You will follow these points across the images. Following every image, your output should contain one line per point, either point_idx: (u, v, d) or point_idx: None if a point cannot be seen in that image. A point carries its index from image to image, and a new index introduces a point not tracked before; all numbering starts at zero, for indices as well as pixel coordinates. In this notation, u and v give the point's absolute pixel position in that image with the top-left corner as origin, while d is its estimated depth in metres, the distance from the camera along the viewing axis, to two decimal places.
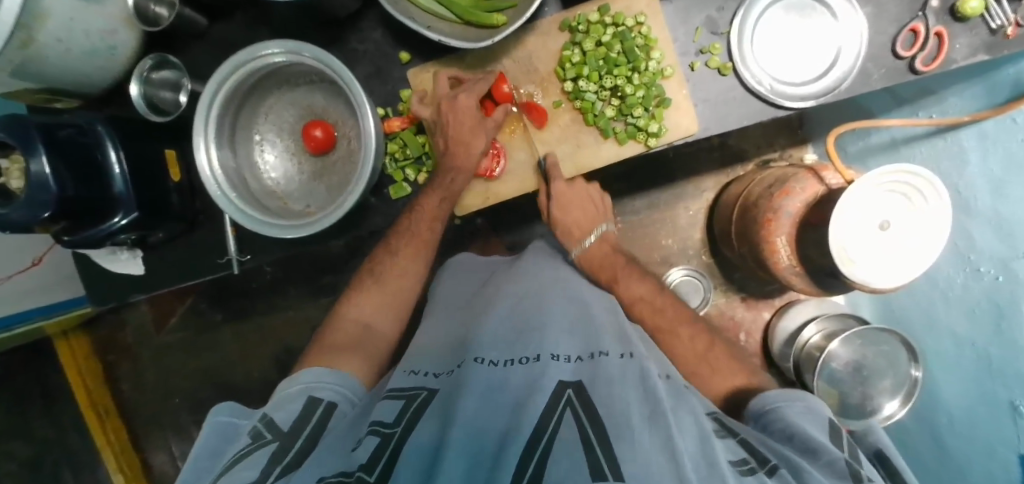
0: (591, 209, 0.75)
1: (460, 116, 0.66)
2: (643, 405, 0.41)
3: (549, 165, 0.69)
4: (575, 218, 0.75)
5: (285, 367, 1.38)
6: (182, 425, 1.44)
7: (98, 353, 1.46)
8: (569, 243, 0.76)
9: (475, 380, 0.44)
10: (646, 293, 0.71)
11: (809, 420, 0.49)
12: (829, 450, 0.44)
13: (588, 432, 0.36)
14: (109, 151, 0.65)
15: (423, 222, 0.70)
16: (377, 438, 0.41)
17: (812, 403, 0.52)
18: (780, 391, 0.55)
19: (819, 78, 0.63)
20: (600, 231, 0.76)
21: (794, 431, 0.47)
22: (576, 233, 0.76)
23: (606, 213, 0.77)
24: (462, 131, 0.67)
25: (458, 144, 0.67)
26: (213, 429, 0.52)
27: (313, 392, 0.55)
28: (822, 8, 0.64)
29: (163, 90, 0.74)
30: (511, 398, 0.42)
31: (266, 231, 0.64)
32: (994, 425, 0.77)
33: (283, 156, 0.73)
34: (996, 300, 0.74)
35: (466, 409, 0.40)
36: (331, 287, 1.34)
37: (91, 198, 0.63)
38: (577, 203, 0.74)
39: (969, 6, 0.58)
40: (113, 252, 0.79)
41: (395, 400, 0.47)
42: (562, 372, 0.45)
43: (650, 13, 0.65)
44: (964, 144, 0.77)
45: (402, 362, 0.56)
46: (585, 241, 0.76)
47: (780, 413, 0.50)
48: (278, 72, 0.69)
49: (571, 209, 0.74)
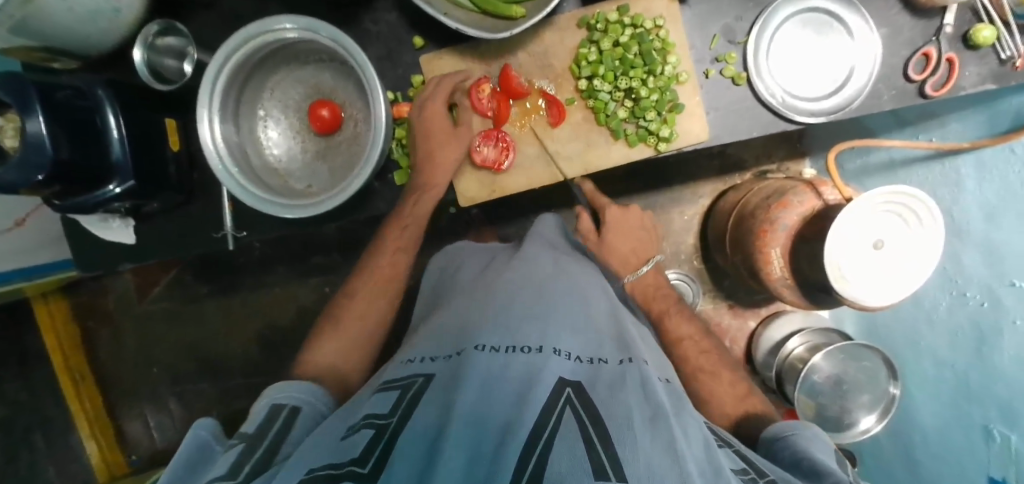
0: (646, 239, 0.81)
1: (430, 126, 0.68)
2: (645, 408, 0.41)
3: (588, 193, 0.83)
4: (631, 248, 0.79)
5: (269, 345, 1.37)
6: (159, 397, 1.43)
7: (77, 320, 1.43)
8: (625, 270, 0.78)
9: (474, 373, 0.44)
10: (683, 327, 0.73)
11: (817, 448, 0.51)
12: (836, 475, 0.45)
13: (590, 431, 0.36)
14: (108, 117, 0.63)
15: (397, 241, 0.75)
16: (372, 430, 0.41)
17: (818, 435, 0.54)
18: (788, 422, 0.57)
19: (832, 95, 0.64)
20: (653, 262, 0.80)
21: (802, 456, 0.49)
22: (631, 262, 0.79)
23: (656, 247, 0.81)
24: (433, 142, 0.68)
25: (430, 156, 0.69)
26: (193, 442, 0.48)
27: (279, 401, 0.55)
28: (839, 25, 0.64)
29: (167, 58, 0.73)
30: (508, 390, 0.42)
31: (266, 209, 0.63)
32: (968, 446, 0.79)
33: (287, 133, 0.72)
34: (978, 324, 0.76)
35: (466, 400, 0.40)
36: (322, 268, 1.33)
37: (88, 164, 0.61)
38: (630, 233, 0.80)
39: (981, 35, 0.59)
40: (104, 219, 0.77)
41: (389, 392, 0.48)
42: (561, 369, 0.45)
43: (669, 17, 0.64)
44: (961, 170, 0.78)
45: (402, 353, 0.57)
46: (640, 270, 0.79)
47: (789, 440, 0.52)
48: (288, 48, 0.67)
49: (627, 237, 0.80)
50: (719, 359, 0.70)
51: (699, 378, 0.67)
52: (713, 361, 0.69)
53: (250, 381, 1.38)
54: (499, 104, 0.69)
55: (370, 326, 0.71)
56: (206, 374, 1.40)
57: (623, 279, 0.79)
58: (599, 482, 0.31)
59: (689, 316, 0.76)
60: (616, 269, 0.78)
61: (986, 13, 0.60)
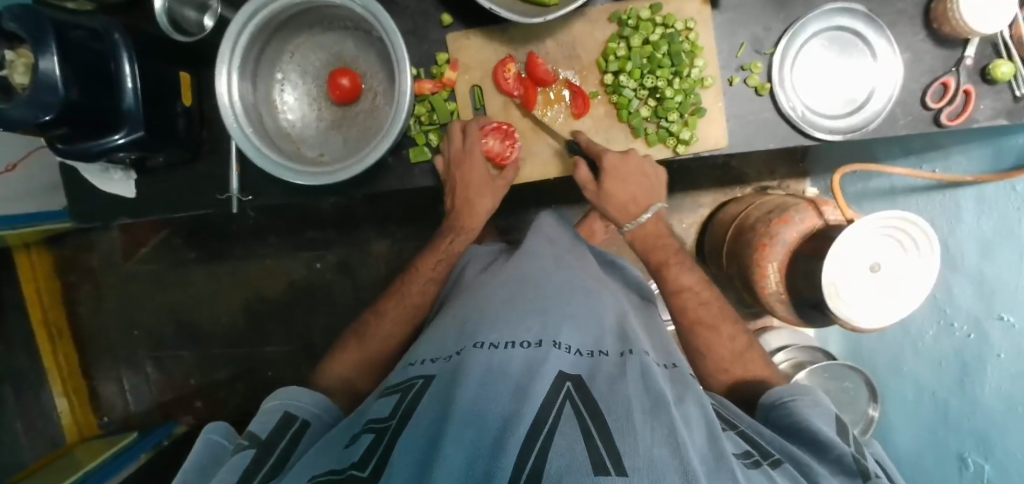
0: (648, 182, 0.68)
1: (470, 179, 0.71)
2: (646, 398, 0.41)
3: (581, 143, 0.68)
4: (630, 194, 0.69)
5: (254, 316, 1.36)
6: (138, 360, 1.40)
7: (59, 274, 1.40)
8: (623, 220, 0.71)
9: (472, 368, 0.43)
10: (678, 275, 0.70)
11: (818, 413, 0.52)
12: (836, 446, 0.46)
13: (588, 425, 0.36)
14: (123, 63, 0.61)
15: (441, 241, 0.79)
16: (372, 435, 0.42)
17: (817, 398, 0.55)
18: (789, 386, 0.58)
19: (849, 115, 0.65)
20: (656, 209, 0.71)
21: (802, 426, 0.49)
22: (630, 211, 0.71)
23: (664, 187, 0.71)
24: (473, 192, 0.73)
25: (468, 204, 0.74)
26: (205, 450, 0.51)
27: (291, 409, 0.55)
28: (863, 46, 0.65)
29: (187, 8, 0.71)
30: (509, 383, 0.41)
31: (280, 174, 0.62)
32: (943, 470, 0.82)
33: (303, 99, 0.71)
34: (962, 357, 0.77)
35: (466, 394, 0.39)
36: (315, 243, 1.32)
37: (96, 108, 0.59)
38: (630, 178, 0.68)
39: (1000, 70, 0.60)
40: (105, 170, 0.75)
41: (391, 395, 0.47)
42: (562, 362, 0.45)
43: (700, 20, 0.65)
44: (960, 201, 0.80)
45: (408, 354, 0.56)
46: (641, 218, 0.71)
47: (788, 409, 0.53)
48: (313, 11, 0.66)
49: (623, 182, 0.68)
50: (718, 312, 0.68)
51: (697, 330, 0.67)
52: (713, 314, 0.68)
53: (232, 350, 1.36)
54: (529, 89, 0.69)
55: (380, 321, 0.75)
56: (187, 341, 1.38)
57: (622, 228, 0.73)
58: (599, 477, 0.31)
59: (692, 266, 0.71)
60: (613, 218, 0.72)
61: (1005, 49, 0.62)
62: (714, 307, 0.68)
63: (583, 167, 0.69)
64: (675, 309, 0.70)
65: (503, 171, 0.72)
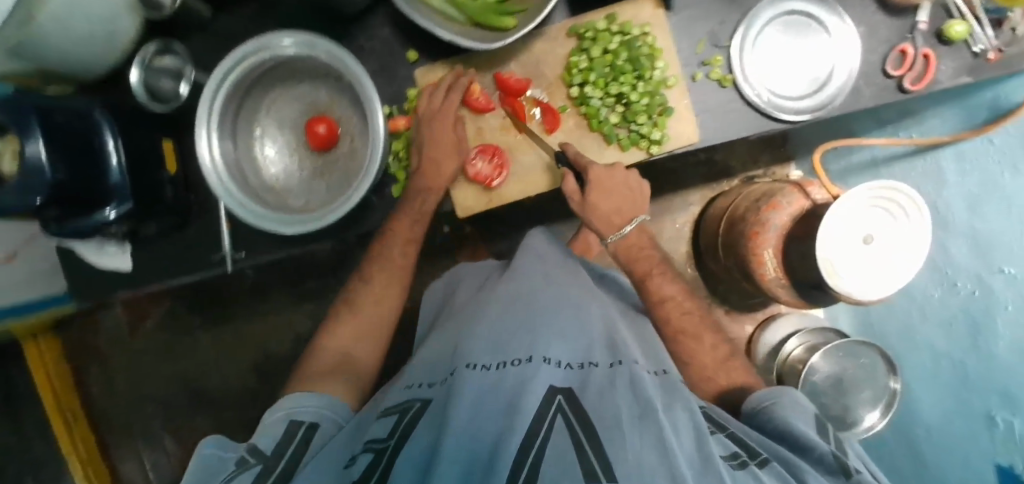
0: (632, 196, 0.70)
1: (437, 137, 0.69)
2: (635, 406, 0.41)
3: (572, 156, 0.68)
4: (614, 206, 0.70)
5: (264, 373, 1.35)
6: (155, 433, 1.39)
7: (69, 358, 1.41)
8: (607, 232, 0.71)
9: (467, 386, 0.42)
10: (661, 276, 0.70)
11: (800, 414, 0.50)
12: (816, 445, 0.45)
13: (579, 437, 0.36)
14: (107, 139, 0.63)
15: (399, 243, 0.73)
16: (371, 455, 0.42)
17: (797, 397, 0.54)
18: (766, 389, 0.57)
19: (814, 94, 0.66)
20: (640, 221, 0.72)
21: (784, 430, 0.48)
22: (615, 222, 0.71)
23: (647, 201, 0.72)
24: (438, 150, 0.69)
25: (429, 167, 0.69)
26: (200, 463, 0.49)
27: (295, 416, 0.54)
28: (817, 25, 0.67)
29: (164, 78, 0.74)
30: (501, 404, 0.41)
31: (266, 225, 0.63)
32: (972, 434, 0.77)
33: (284, 151, 0.73)
34: (970, 314, 0.76)
35: (459, 417, 0.39)
36: (316, 292, 1.32)
37: (84, 185, 0.61)
38: (616, 191, 0.68)
39: (954, 29, 0.62)
40: (98, 247, 0.77)
41: (389, 417, 0.47)
42: (552, 377, 0.45)
43: (655, 24, 0.67)
44: (942, 162, 0.80)
45: (404, 377, 0.56)
46: (625, 230, 0.71)
47: (769, 413, 0.51)
48: (284, 66, 0.69)
49: (610, 194, 0.68)
50: (701, 322, 0.68)
51: (680, 339, 0.67)
52: (695, 323, 0.68)
53: (246, 411, 1.35)
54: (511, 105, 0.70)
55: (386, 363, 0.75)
56: (201, 408, 1.38)
57: (605, 240, 0.72)
58: None
59: (674, 276, 0.71)
60: (598, 231, 0.71)
61: (956, 10, 0.64)
62: (696, 316, 0.68)
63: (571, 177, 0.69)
64: (658, 318, 0.69)
65: (492, 192, 0.72)
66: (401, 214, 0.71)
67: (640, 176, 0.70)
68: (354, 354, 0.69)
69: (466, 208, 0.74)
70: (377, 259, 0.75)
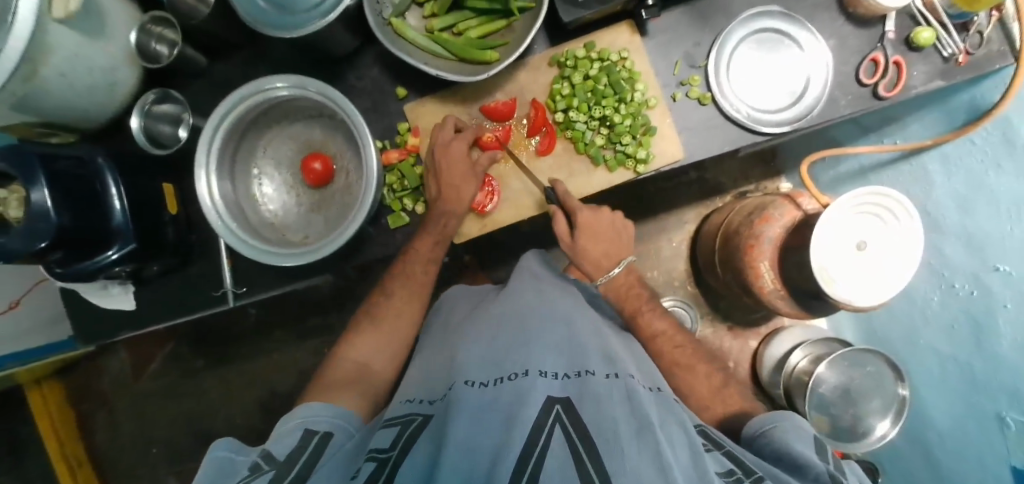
0: (618, 240, 0.76)
1: (452, 161, 0.70)
2: (631, 419, 0.41)
3: (558, 195, 0.71)
4: (603, 250, 0.75)
5: (269, 412, 1.34)
6: (160, 479, 1.38)
7: (73, 403, 1.40)
8: (597, 275, 0.76)
9: (465, 402, 0.43)
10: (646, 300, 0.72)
11: (797, 436, 0.50)
12: (814, 465, 0.44)
13: (578, 449, 0.36)
14: (109, 184, 0.65)
15: (419, 263, 0.74)
16: (374, 464, 0.41)
17: (796, 421, 0.53)
18: (768, 414, 0.57)
19: (792, 106, 0.69)
20: (627, 262, 0.77)
21: (783, 451, 0.48)
22: (603, 265, 0.76)
23: (631, 242, 0.78)
24: (454, 177, 0.70)
25: (448, 191, 0.70)
26: (211, 467, 0.48)
27: (311, 425, 0.54)
28: (789, 41, 0.69)
29: (163, 124, 0.77)
30: (499, 417, 0.41)
31: (265, 260, 0.64)
32: (985, 437, 0.75)
33: (281, 189, 0.75)
34: (971, 315, 0.75)
35: (459, 433, 0.39)
36: (319, 328, 1.32)
37: (87, 228, 0.62)
38: (602, 235, 0.75)
39: (922, 36, 0.64)
40: (104, 287, 0.79)
41: (390, 428, 0.47)
42: (549, 388, 0.45)
43: (633, 49, 0.70)
44: (928, 167, 0.81)
45: (398, 393, 0.56)
46: (612, 272, 0.76)
47: (769, 436, 0.51)
48: (278, 107, 0.71)
49: (599, 240, 0.74)
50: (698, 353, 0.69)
51: (675, 371, 0.68)
52: (688, 355, 0.69)
53: None
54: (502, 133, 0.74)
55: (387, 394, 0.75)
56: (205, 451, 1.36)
57: (595, 281, 0.77)
58: None
59: (664, 312, 0.75)
60: (588, 274, 0.77)
61: (922, 17, 0.66)
62: (689, 349, 0.70)
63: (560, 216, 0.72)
64: (662, 347, 0.70)
65: (486, 217, 0.75)
66: (418, 246, 0.73)
67: (625, 221, 0.77)
68: (374, 365, 0.71)
69: (466, 235, 0.76)
70: (399, 276, 0.75)
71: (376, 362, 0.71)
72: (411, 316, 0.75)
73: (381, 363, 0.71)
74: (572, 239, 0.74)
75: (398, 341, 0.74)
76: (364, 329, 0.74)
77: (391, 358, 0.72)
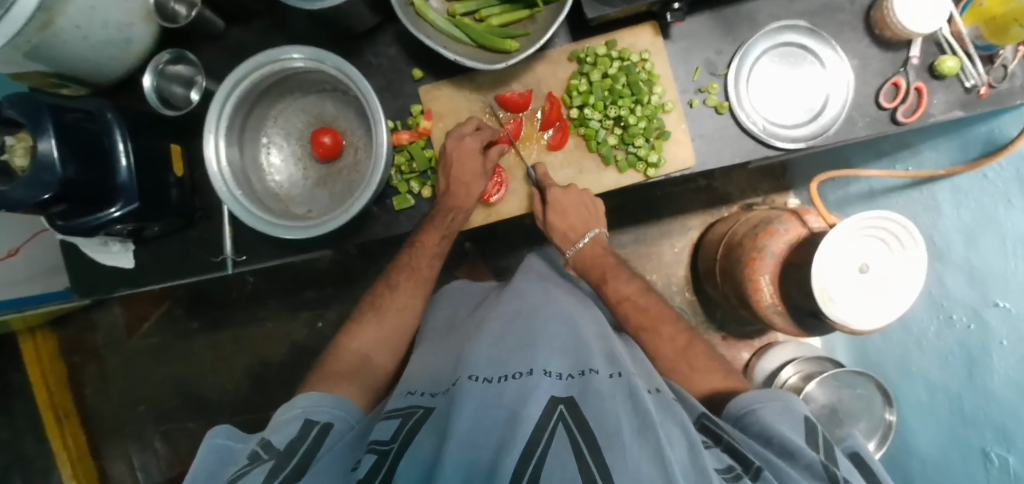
0: (588, 211, 0.74)
1: (461, 154, 0.70)
2: (633, 416, 0.41)
3: (539, 175, 0.72)
4: (570, 223, 0.74)
5: (259, 381, 1.35)
6: (146, 436, 1.39)
7: (65, 356, 1.41)
8: (565, 247, 0.78)
9: (468, 398, 0.43)
10: (636, 297, 0.72)
11: (786, 420, 0.50)
12: (806, 453, 0.44)
13: (581, 446, 0.37)
14: (117, 141, 0.65)
15: (421, 258, 0.75)
16: (375, 456, 0.42)
17: (787, 401, 0.52)
18: (757, 392, 0.55)
19: (808, 123, 0.68)
20: (594, 233, 0.77)
21: (771, 433, 0.48)
22: (571, 238, 0.77)
23: (602, 216, 0.77)
24: (462, 172, 0.69)
25: (453, 181, 0.70)
26: (210, 453, 0.49)
27: (311, 415, 0.54)
28: (812, 57, 0.68)
29: (175, 85, 0.77)
30: (503, 414, 0.41)
31: (267, 230, 0.64)
32: (965, 466, 0.76)
33: (289, 160, 0.74)
34: (966, 348, 0.75)
35: (460, 426, 0.39)
36: (314, 302, 1.33)
37: (93, 184, 0.62)
38: (573, 209, 0.72)
39: (945, 65, 0.64)
40: (105, 244, 0.78)
41: (392, 420, 0.47)
42: (553, 387, 0.45)
43: (654, 51, 0.69)
44: (938, 196, 0.80)
45: (401, 386, 0.57)
46: (579, 244, 0.77)
47: (756, 415, 0.51)
48: (293, 78, 0.71)
49: (567, 211, 0.72)
50: None
51: None
52: None
53: (238, 418, 1.34)
54: (511, 127, 0.73)
55: None
56: (193, 412, 1.37)
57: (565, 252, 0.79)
58: None
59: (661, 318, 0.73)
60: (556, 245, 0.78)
61: (948, 45, 0.65)
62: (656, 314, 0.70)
63: (538, 199, 0.73)
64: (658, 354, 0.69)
65: (491, 207, 0.75)
66: (424, 239, 0.73)
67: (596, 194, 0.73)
68: (374, 359, 0.70)
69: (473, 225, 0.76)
70: (404, 269, 0.76)
71: (370, 344, 0.71)
72: (412, 311, 0.75)
73: (376, 343, 0.71)
74: (543, 215, 0.73)
75: (392, 320, 0.73)
76: (365, 321, 0.74)
77: (384, 337, 0.72)
